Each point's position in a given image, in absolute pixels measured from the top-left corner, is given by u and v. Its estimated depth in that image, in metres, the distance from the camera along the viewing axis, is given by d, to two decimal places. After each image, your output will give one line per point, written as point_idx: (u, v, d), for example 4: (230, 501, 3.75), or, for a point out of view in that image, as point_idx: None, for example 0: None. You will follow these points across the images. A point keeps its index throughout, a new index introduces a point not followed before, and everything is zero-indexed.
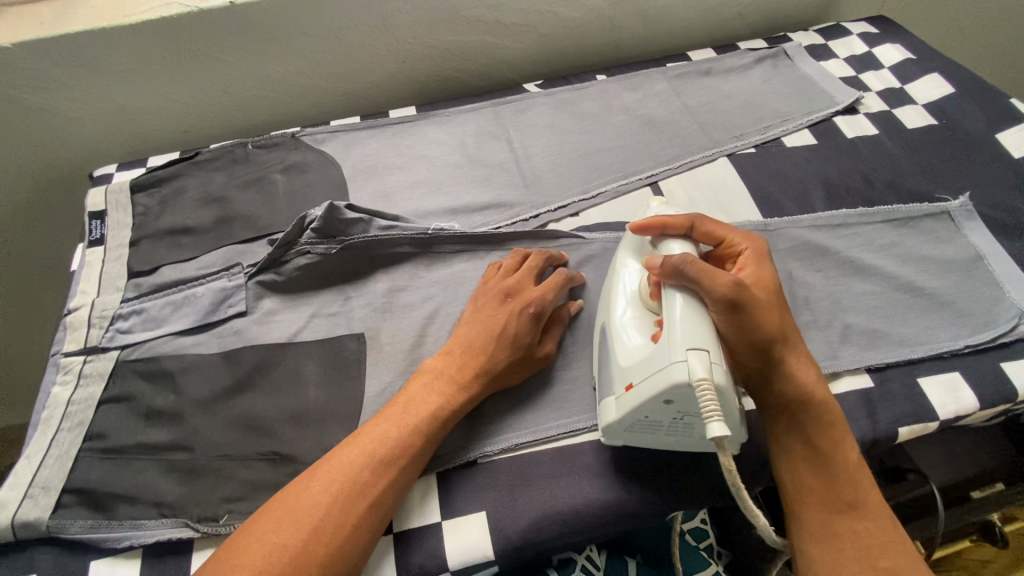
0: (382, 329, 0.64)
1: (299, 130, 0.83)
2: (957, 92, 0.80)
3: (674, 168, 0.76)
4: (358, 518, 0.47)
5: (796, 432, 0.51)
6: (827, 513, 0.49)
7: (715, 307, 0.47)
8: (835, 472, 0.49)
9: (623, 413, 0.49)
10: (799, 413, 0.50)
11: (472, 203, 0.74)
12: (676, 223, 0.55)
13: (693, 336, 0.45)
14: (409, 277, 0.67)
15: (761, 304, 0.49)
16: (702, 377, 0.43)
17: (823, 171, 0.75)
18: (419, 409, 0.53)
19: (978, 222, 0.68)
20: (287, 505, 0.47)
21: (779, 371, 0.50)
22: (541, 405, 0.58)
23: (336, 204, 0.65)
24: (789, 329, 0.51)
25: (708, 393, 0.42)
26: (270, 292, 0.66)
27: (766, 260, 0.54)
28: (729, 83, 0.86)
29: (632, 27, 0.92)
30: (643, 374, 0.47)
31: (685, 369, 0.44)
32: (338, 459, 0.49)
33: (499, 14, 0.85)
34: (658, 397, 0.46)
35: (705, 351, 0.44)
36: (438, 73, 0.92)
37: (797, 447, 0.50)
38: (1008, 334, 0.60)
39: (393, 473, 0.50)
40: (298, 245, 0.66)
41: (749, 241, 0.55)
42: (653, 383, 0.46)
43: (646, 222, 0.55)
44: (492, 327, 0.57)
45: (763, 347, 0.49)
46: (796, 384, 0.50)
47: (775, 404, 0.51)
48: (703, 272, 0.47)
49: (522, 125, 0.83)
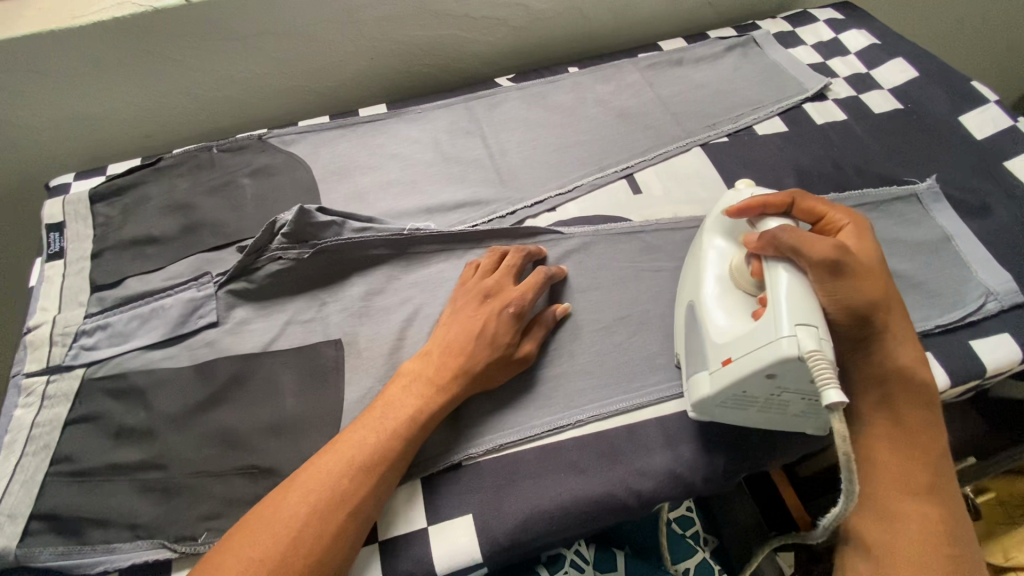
0: (359, 334, 0.62)
1: (266, 132, 0.81)
2: (922, 77, 0.82)
3: (649, 159, 0.76)
4: (337, 528, 0.46)
5: (884, 406, 0.50)
6: (901, 494, 0.48)
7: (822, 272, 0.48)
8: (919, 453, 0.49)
9: (718, 388, 0.49)
10: (890, 386, 0.50)
11: (448, 201, 0.73)
12: (777, 200, 0.54)
13: (800, 312, 0.45)
14: (384, 280, 0.66)
15: (864, 271, 0.49)
16: (813, 349, 0.43)
17: (795, 158, 0.75)
18: (397, 415, 0.52)
19: (944, 204, 0.69)
20: (265, 518, 0.46)
21: (876, 340, 0.50)
22: (525, 404, 0.58)
23: (307, 208, 0.63)
24: (890, 299, 0.51)
25: (821, 363, 0.42)
26: (242, 301, 0.64)
27: (867, 235, 0.54)
28: (701, 72, 0.86)
29: (603, 18, 0.91)
30: (742, 349, 0.47)
31: (795, 343, 0.43)
32: (316, 468, 0.48)
33: (467, 7, 0.83)
34: (759, 371, 0.45)
35: (813, 327, 0.44)
36: (406, 69, 0.90)
37: (881, 423, 0.50)
38: (975, 313, 0.61)
39: (370, 482, 0.48)
40: (268, 251, 0.64)
41: (850, 216, 0.55)
42: (755, 359, 0.45)
43: (742, 204, 0.55)
44: (470, 327, 0.57)
45: (860, 317, 0.49)
46: (889, 357, 0.50)
47: (869, 375, 0.51)
48: (801, 241, 0.48)
49: (494, 120, 0.82)
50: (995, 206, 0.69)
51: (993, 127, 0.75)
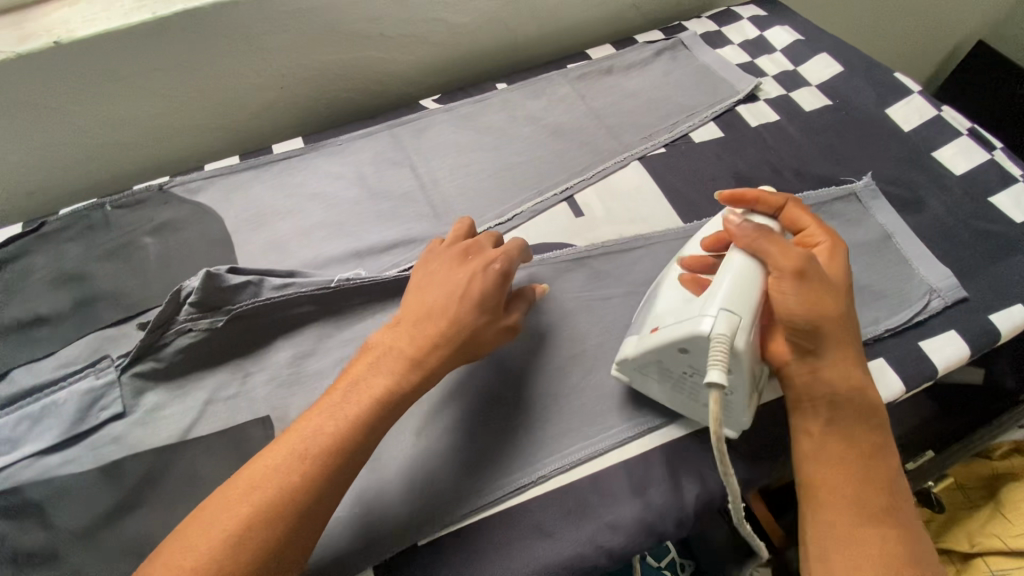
0: (290, 407, 0.56)
1: (167, 180, 0.72)
2: (846, 71, 0.82)
3: (587, 178, 0.73)
4: (287, 526, 0.41)
5: (835, 423, 0.47)
6: (858, 516, 0.44)
7: (780, 274, 0.47)
8: (870, 472, 0.46)
9: (641, 350, 0.51)
10: (840, 401, 0.47)
11: (378, 242, 0.68)
12: (770, 202, 0.54)
13: (732, 297, 0.46)
14: (314, 341, 0.60)
15: (827, 282, 0.47)
16: (722, 333, 0.44)
17: (733, 165, 0.74)
18: (361, 397, 0.47)
19: (881, 201, 0.69)
20: (206, 520, 0.41)
21: (826, 349, 0.47)
22: (481, 465, 0.53)
23: (215, 271, 0.56)
24: (845, 311, 0.48)
25: (717, 348, 0.44)
26: (152, 384, 0.57)
27: (840, 253, 0.51)
28: (632, 80, 0.83)
29: (528, 28, 0.87)
30: (672, 318, 0.49)
31: (711, 322, 0.45)
32: (268, 458, 0.44)
33: (381, 26, 0.78)
34: (676, 342, 0.47)
35: (736, 315, 0.46)
36: (323, 96, 0.83)
37: (834, 443, 0.47)
38: (921, 312, 0.61)
39: (323, 475, 0.43)
40: (176, 324, 0.56)
41: (827, 233, 0.52)
42: (677, 328, 0.47)
43: (740, 193, 0.54)
44: (449, 288, 0.51)
45: (805, 324, 0.46)
46: (837, 371, 0.47)
47: (812, 396, 0.48)
48: (774, 244, 0.48)
49: (422, 147, 0.77)
50: (928, 198, 0.70)
51: (918, 117, 0.76)
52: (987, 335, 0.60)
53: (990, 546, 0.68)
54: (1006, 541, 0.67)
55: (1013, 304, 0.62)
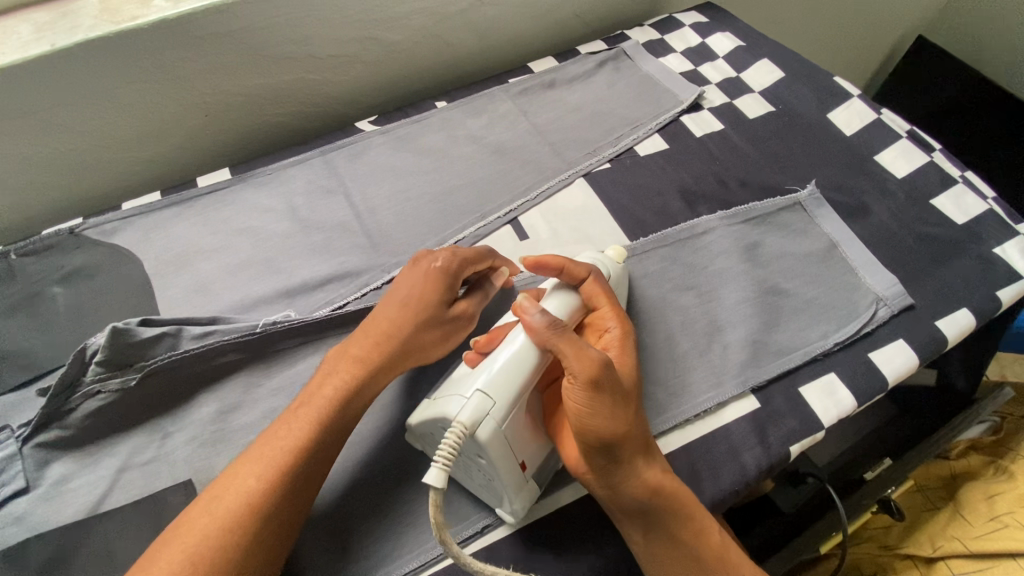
0: (215, 468, 0.52)
1: (79, 222, 0.67)
2: (788, 76, 0.81)
3: (531, 200, 0.70)
4: (247, 539, 0.41)
5: (656, 531, 0.47)
6: None
7: (572, 380, 0.45)
8: (710, 564, 0.47)
9: (421, 417, 0.48)
10: (650, 510, 0.46)
11: (311, 279, 0.64)
12: (575, 271, 0.53)
13: (487, 383, 0.46)
14: (242, 392, 0.56)
15: (618, 393, 0.46)
16: (461, 421, 0.43)
17: (678, 178, 0.72)
18: (326, 395, 0.48)
19: (826, 208, 0.68)
20: (167, 541, 0.41)
21: (623, 462, 0.46)
22: (423, 518, 0.50)
23: (123, 326, 0.52)
24: (634, 426, 0.46)
25: (454, 435, 0.42)
26: (59, 454, 0.52)
27: (629, 347, 0.52)
28: (575, 94, 0.81)
29: (466, 43, 0.84)
30: (446, 390, 0.48)
31: (461, 406, 0.44)
32: (231, 473, 0.44)
33: (308, 47, 0.74)
34: (438, 422, 0.46)
35: (490, 400, 0.45)
36: (252, 123, 0.79)
37: (659, 546, 0.47)
38: (870, 322, 0.60)
39: (296, 472, 0.44)
40: (83, 386, 0.52)
41: (617, 320, 0.53)
42: (438, 409, 0.46)
43: (545, 258, 0.53)
44: (414, 284, 0.54)
45: (609, 442, 0.45)
46: (644, 477, 0.46)
47: (624, 505, 0.46)
48: (573, 345, 0.46)
49: (358, 173, 0.73)
50: (871, 204, 0.69)
51: (860, 121, 0.76)
52: (934, 343, 0.59)
53: (952, 550, 0.66)
54: (966, 544, 0.66)
55: (958, 309, 0.61)
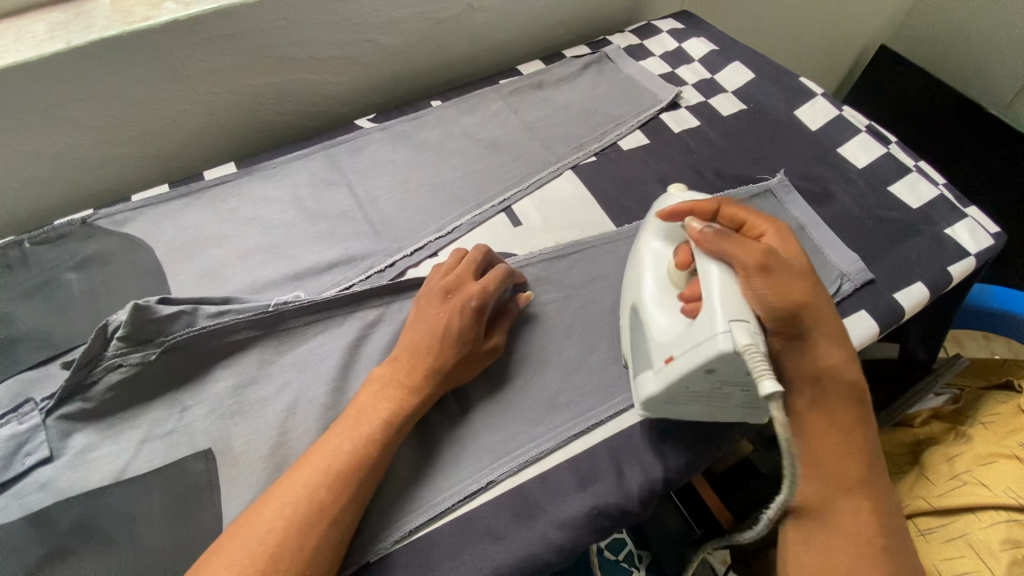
0: (232, 438, 0.55)
1: (91, 213, 0.70)
2: (757, 77, 0.88)
3: (523, 189, 0.75)
4: (314, 540, 0.44)
5: (820, 410, 0.51)
6: (851, 493, 0.49)
7: (748, 272, 0.49)
8: (859, 448, 0.50)
9: (662, 386, 0.50)
10: (826, 386, 0.50)
11: (318, 263, 0.67)
12: (703, 208, 0.57)
13: (731, 308, 0.47)
14: (255, 368, 0.59)
15: (793, 274, 0.50)
16: (746, 343, 0.45)
17: (660, 169, 0.78)
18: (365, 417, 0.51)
19: (794, 195, 0.75)
20: (237, 538, 0.43)
21: (810, 341, 0.50)
22: (431, 476, 0.54)
23: (144, 303, 0.55)
24: (818, 306, 0.50)
25: (756, 355, 0.44)
26: (81, 425, 0.54)
27: (787, 239, 0.54)
28: (562, 93, 0.87)
29: (459, 46, 0.90)
30: (682, 347, 0.49)
31: (728, 339, 0.45)
32: (293, 478, 0.46)
33: (311, 49, 0.78)
34: (700, 367, 0.47)
35: (745, 321, 0.46)
36: (255, 120, 0.82)
37: (820, 427, 0.50)
38: (835, 296, 0.66)
39: (350, 490, 0.47)
40: (104, 360, 0.54)
41: (771, 223, 0.55)
42: (695, 354, 0.47)
43: (675, 208, 0.58)
44: (433, 324, 0.56)
45: (791, 318, 0.49)
46: (822, 361, 0.50)
47: (803, 378, 0.50)
48: (732, 244, 0.50)
49: (359, 166, 0.77)
50: (835, 191, 0.76)
51: (823, 117, 0.83)
52: (894, 312, 0.65)
53: (917, 508, 0.72)
54: (930, 501, 0.72)
55: (914, 282, 0.68)
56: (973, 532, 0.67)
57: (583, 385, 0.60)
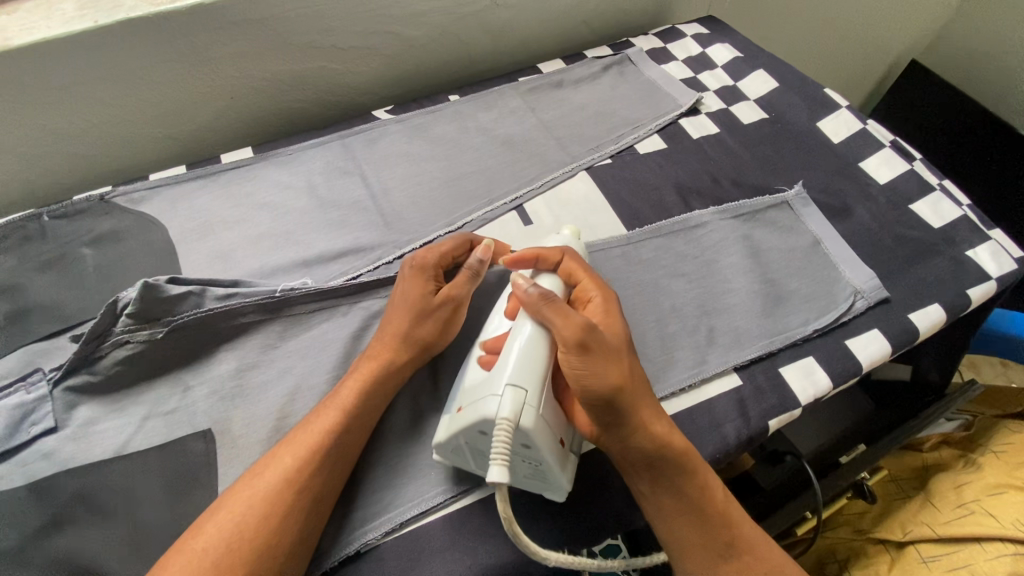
0: (233, 420, 0.56)
1: (109, 190, 0.71)
2: (781, 86, 0.87)
3: (536, 188, 0.75)
4: (292, 517, 0.46)
5: (665, 487, 0.49)
6: (716, 562, 0.49)
7: (567, 348, 0.48)
8: (711, 518, 0.49)
9: (450, 432, 0.48)
10: (661, 465, 0.49)
11: (327, 251, 0.68)
12: (549, 256, 0.57)
13: (518, 374, 0.47)
14: (258, 352, 0.60)
15: (608, 351, 0.48)
16: (506, 416, 0.44)
17: (676, 175, 0.77)
18: (334, 412, 0.51)
19: (812, 208, 0.73)
20: (220, 512, 0.45)
21: (629, 422, 0.48)
22: (424, 471, 0.53)
23: (154, 282, 0.55)
24: (631, 380, 0.49)
25: (504, 433, 0.44)
26: (86, 398, 0.55)
27: (612, 307, 0.54)
28: (581, 94, 0.86)
29: (480, 42, 0.89)
30: (471, 399, 0.48)
31: (497, 403, 0.46)
32: (275, 457, 0.48)
33: (332, 38, 0.78)
34: (473, 426, 0.46)
35: (522, 391, 0.46)
36: (274, 106, 0.83)
37: (667, 504, 0.49)
38: (847, 313, 0.65)
39: (327, 469, 0.48)
40: (113, 336, 0.55)
41: (598, 287, 0.55)
42: (474, 411, 0.47)
43: (519, 256, 0.58)
44: (395, 305, 0.58)
45: (606, 398, 0.47)
46: (653, 436, 0.48)
47: (636, 459, 0.49)
48: (554, 311, 0.49)
49: (373, 157, 0.78)
50: (854, 206, 0.74)
51: (846, 131, 0.81)
52: (907, 334, 0.64)
53: (921, 534, 0.70)
54: (935, 528, 0.70)
55: (931, 304, 0.66)
56: (975, 564, 0.65)
57: None
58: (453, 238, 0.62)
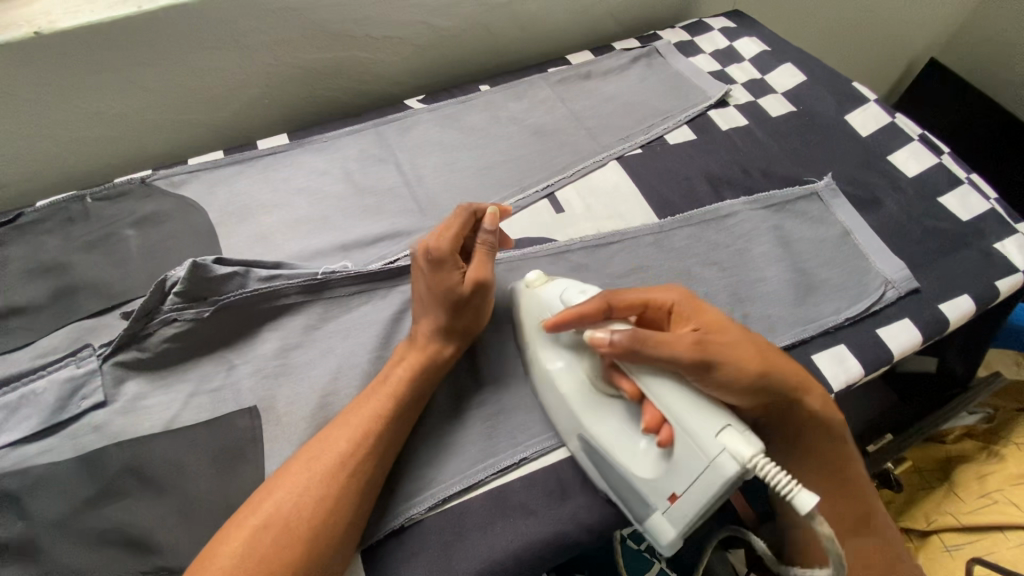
0: (277, 397, 0.57)
1: (149, 173, 0.72)
2: (809, 80, 0.87)
3: (568, 177, 0.76)
4: (347, 492, 0.47)
5: (811, 456, 0.54)
6: (848, 532, 0.55)
7: (709, 372, 0.46)
8: (843, 484, 0.55)
9: (681, 527, 0.46)
10: (809, 436, 0.53)
11: (365, 236, 0.69)
12: (590, 310, 0.50)
13: (711, 425, 0.44)
14: (301, 333, 0.61)
15: (737, 349, 0.48)
16: (751, 455, 0.42)
17: (706, 165, 0.78)
18: (383, 395, 0.52)
19: (841, 199, 0.74)
20: (274, 487, 0.46)
21: (793, 405, 0.50)
22: (465, 450, 0.55)
23: (202, 261, 0.57)
24: (772, 364, 0.49)
25: (768, 468, 0.42)
26: (134, 374, 0.57)
27: (698, 306, 0.51)
28: (610, 85, 0.87)
29: (510, 33, 0.90)
30: (684, 484, 0.45)
31: (731, 457, 0.42)
32: (327, 435, 0.49)
33: (367, 27, 0.79)
34: (710, 499, 0.44)
35: (733, 429, 0.43)
36: (307, 94, 0.84)
37: (812, 472, 0.54)
38: (878, 302, 0.66)
39: (378, 448, 0.50)
40: (161, 313, 0.57)
41: (669, 292, 0.52)
42: (702, 488, 0.44)
43: (559, 318, 0.51)
44: (423, 311, 0.56)
45: (757, 389, 0.48)
46: (812, 414, 0.51)
47: (788, 432, 0.53)
48: (666, 349, 0.46)
49: (407, 145, 0.79)
50: (883, 199, 0.75)
51: (875, 124, 0.82)
52: (937, 324, 0.65)
53: (945, 523, 0.71)
54: (958, 517, 0.71)
55: (960, 295, 0.67)
56: (1000, 552, 0.66)
57: None
58: (454, 216, 0.58)
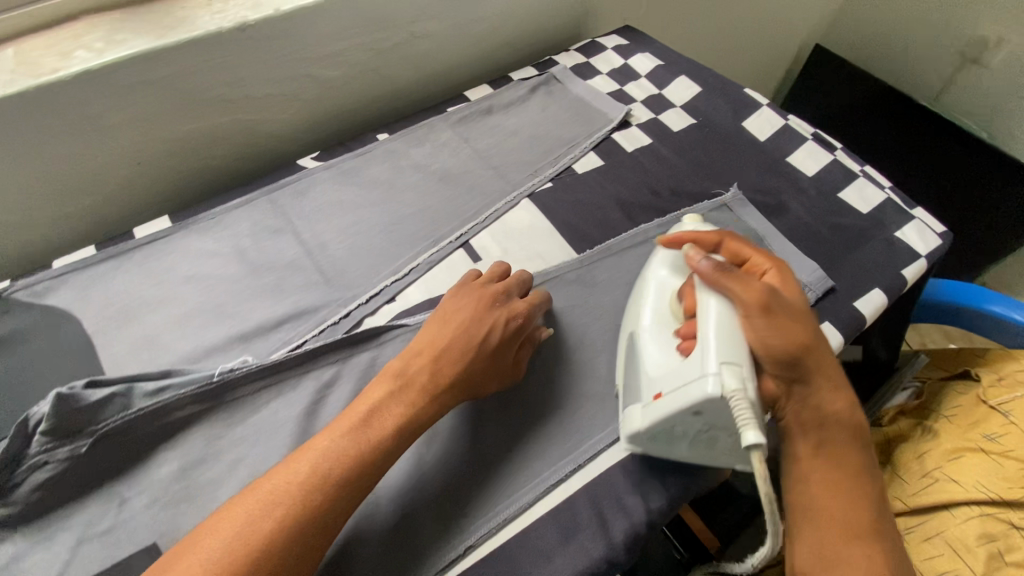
0: (182, 528, 0.50)
1: (7, 286, 0.63)
2: (703, 90, 0.89)
3: (480, 222, 0.73)
4: (305, 542, 0.41)
5: (824, 451, 0.51)
6: (844, 542, 0.49)
7: (750, 310, 0.49)
8: (858, 492, 0.50)
9: (649, 421, 0.50)
10: (828, 430, 0.51)
11: (267, 320, 0.63)
12: (706, 240, 0.60)
13: (725, 352, 0.47)
14: (203, 446, 0.54)
15: (792, 313, 0.51)
16: (734, 389, 0.45)
17: (617, 191, 0.77)
18: (367, 431, 0.47)
19: (750, 208, 0.75)
20: (223, 530, 0.40)
21: (813, 384, 0.50)
22: (404, 548, 0.50)
23: (69, 391, 0.50)
24: (820, 348, 0.51)
25: (742, 403, 0.44)
26: (4, 535, 0.48)
27: (788, 280, 0.55)
28: (513, 118, 0.85)
29: (403, 76, 0.87)
30: (671, 384, 0.49)
31: (717, 382, 0.46)
32: (293, 471, 0.43)
33: (243, 88, 0.74)
34: (688, 407, 0.47)
35: (737, 366, 0.46)
36: (188, 167, 0.77)
37: (823, 470, 0.51)
38: None
39: (350, 494, 0.44)
40: (27, 459, 0.49)
41: (773, 261, 0.57)
42: (683, 394, 0.47)
43: (677, 235, 0.61)
44: (465, 341, 0.54)
45: (792, 361, 0.49)
46: (827, 404, 0.51)
47: (805, 420, 0.51)
48: (734, 279, 0.51)
49: (305, 210, 0.73)
50: (788, 202, 0.76)
51: (771, 128, 0.84)
52: (855, 321, 0.66)
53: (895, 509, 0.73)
54: (907, 501, 0.72)
55: (871, 289, 0.68)
56: (949, 530, 0.68)
57: (559, 427, 0.58)
58: (524, 276, 0.63)
